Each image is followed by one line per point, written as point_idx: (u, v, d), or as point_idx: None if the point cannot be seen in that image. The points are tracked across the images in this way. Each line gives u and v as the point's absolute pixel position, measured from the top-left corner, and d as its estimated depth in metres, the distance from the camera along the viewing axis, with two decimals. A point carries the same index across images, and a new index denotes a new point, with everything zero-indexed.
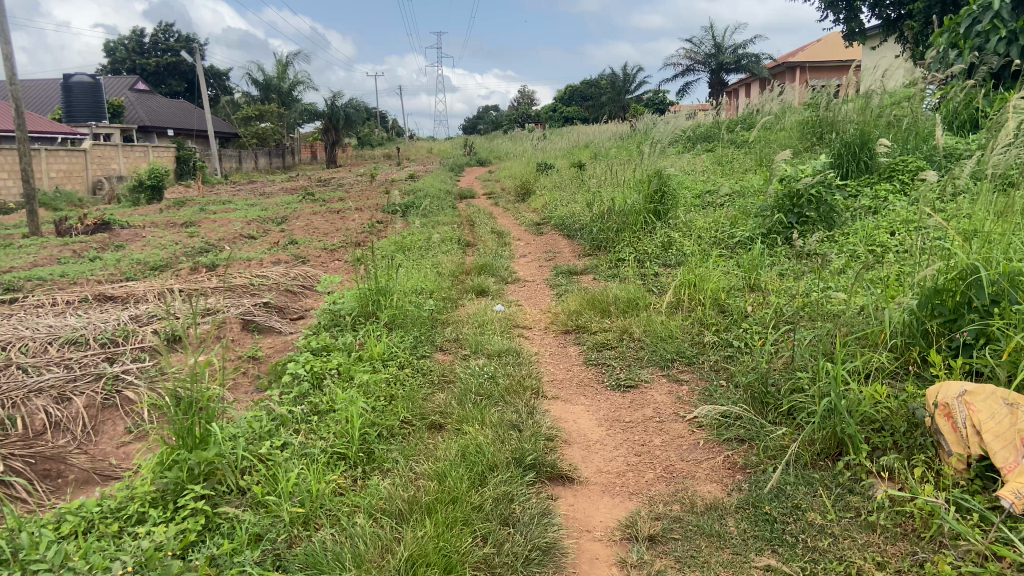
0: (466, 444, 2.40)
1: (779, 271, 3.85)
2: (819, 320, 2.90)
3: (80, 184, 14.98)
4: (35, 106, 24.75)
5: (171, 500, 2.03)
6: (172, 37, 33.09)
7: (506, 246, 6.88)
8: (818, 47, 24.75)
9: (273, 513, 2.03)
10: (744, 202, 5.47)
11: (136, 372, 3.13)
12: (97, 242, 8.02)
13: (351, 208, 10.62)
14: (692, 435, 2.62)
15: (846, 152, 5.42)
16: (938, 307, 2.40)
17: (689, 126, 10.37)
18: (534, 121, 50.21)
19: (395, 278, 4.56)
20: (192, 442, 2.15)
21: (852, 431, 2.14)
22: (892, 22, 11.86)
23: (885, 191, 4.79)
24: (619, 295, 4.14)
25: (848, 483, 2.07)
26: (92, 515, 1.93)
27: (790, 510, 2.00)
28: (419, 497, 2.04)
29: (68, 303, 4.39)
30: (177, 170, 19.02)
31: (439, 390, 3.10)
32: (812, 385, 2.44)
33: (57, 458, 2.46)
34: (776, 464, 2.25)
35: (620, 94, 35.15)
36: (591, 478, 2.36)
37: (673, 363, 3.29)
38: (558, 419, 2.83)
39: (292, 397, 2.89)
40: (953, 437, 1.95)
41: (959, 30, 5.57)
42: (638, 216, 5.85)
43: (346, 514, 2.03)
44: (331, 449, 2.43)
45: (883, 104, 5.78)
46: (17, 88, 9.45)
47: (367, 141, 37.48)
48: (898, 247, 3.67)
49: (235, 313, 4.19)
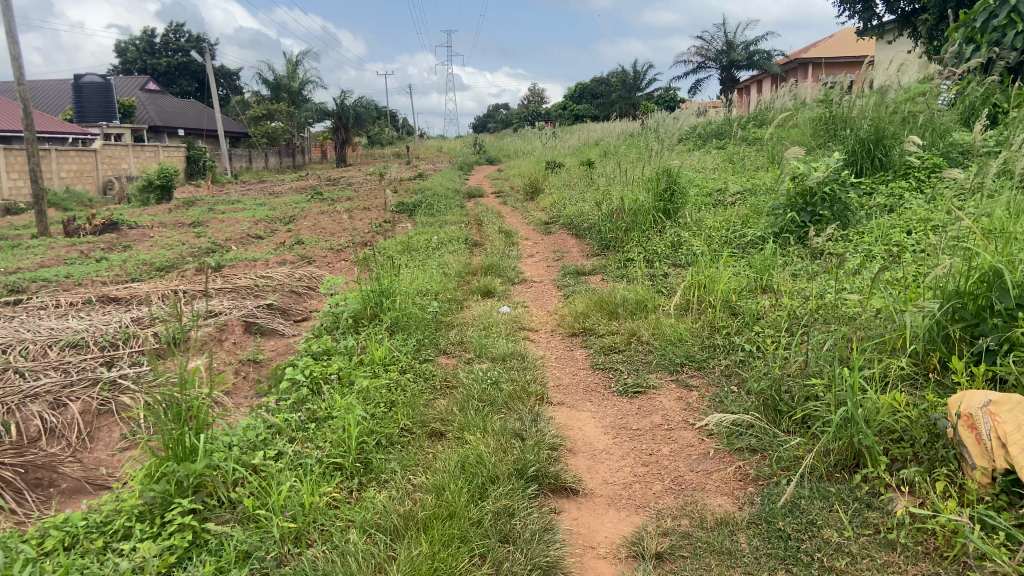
0: (466, 454, 2.32)
1: (792, 272, 3.72)
2: (835, 323, 2.78)
3: (91, 184, 15.10)
4: (48, 107, 25.04)
5: (159, 514, 1.98)
6: (183, 37, 33.33)
7: (513, 246, 6.79)
8: (831, 43, 24.34)
9: (263, 528, 1.97)
10: (756, 200, 5.34)
11: (133, 377, 3.08)
12: (105, 242, 8.05)
13: (359, 207, 10.58)
14: (703, 444, 2.52)
15: (861, 149, 5.27)
16: (960, 311, 2.27)
17: (699, 123, 10.21)
18: (542, 119, 50.07)
19: (398, 280, 4.48)
20: (182, 453, 2.08)
21: (870, 443, 2.02)
22: (908, 15, 11.55)
23: (900, 190, 4.65)
24: (627, 297, 4.03)
25: (866, 497, 1.96)
26: (77, 530, 1.91)
27: (805, 526, 1.89)
28: (416, 512, 1.97)
29: (71, 305, 4.36)
30: (186, 170, 19.13)
31: (441, 395, 3.02)
32: (827, 392, 2.33)
33: (49, 467, 2.44)
34: (790, 477, 2.15)
35: (630, 92, 34.96)
36: (596, 490, 2.27)
37: (682, 368, 3.19)
38: (563, 426, 2.74)
39: (290, 404, 2.83)
40: (978, 450, 1.82)
41: (975, 24, 5.37)
42: (647, 215, 5.73)
43: (339, 531, 1.97)
44: (328, 458, 2.36)
45: (898, 100, 5.61)
46: (25, 89, 9.45)
47: (377, 139, 37.57)
48: (915, 247, 3.53)
49: (237, 315, 4.13)
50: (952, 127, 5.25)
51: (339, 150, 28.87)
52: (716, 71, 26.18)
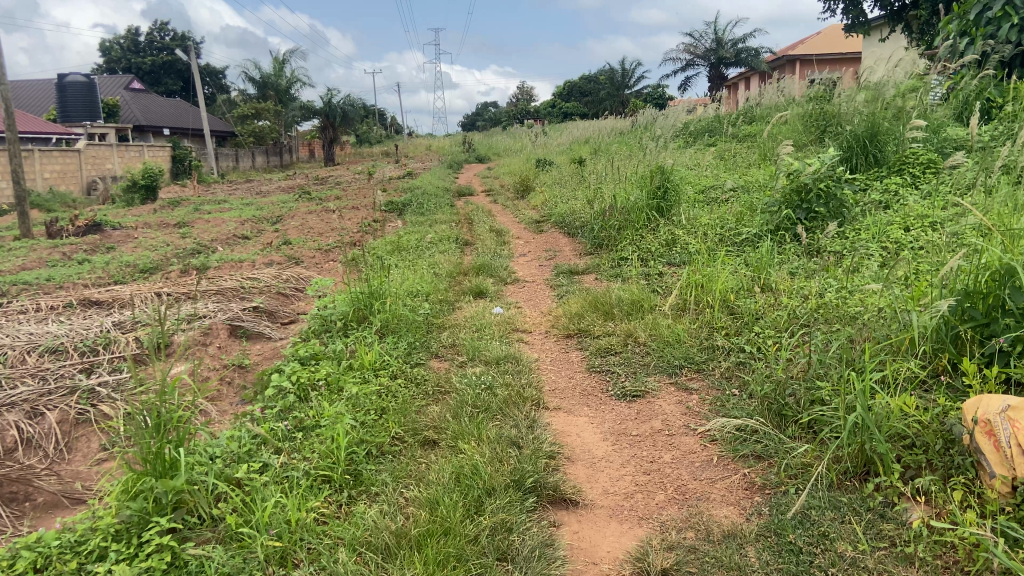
0: (461, 464, 2.22)
1: (790, 270, 3.63)
2: (838, 323, 2.70)
3: (75, 185, 14.75)
4: (30, 107, 24.61)
5: (136, 533, 1.84)
6: (169, 36, 32.91)
7: (504, 245, 6.69)
8: (818, 40, 24.45)
9: (247, 548, 1.85)
10: (750, 198, 5.28)
11: (113, 384, 2.93)
12: (88, 244, 7.83)
13: (348, 207, 10.42)
14: (705, 450, 2.44)
15: (856, 144, 5.16)
16: (970, 310, 2.19)
17: (691, 120, 10.15)
18: (531, 116, 49.97)
19: (388, 281, 4.36)
20: (161, 467, 1.94)
21: (883, 451, 1.94)
22: (895, 13, 11.59)
23: (896, 185, 4.58)
24: (623, 297, 3.94)
25: (879, 508, 1.89)
26: (50, 550, 1.78)
27: (817, 539, 1.81)
28: (409, 529, 1.87)
29: (51, 309, 4.19)
30: (172, 170, 18.83)
31: (433, 402, 2.91)
32: (834, 396, 2.25)
33: (24, 480, 2.31)
34: (799, 486, 2.07)
35: (619, 90, 35.00)
36: (597, 501, 2.18)
37: (681, 370, 3.11)
38: (560, 433, 2.64)
39: (277, 412, 2.69)
40: (996, 458, 1.74)
41: (969, 17, 5.33)
42: (640, 213, 5.65)
43: (328, 549, 1.86)
44: (315, 470, 2.25)
45: (893, 95, 5.57)
46: (7, 89, 9.17)
47: (366, 138, 37.35)
48: (914, 244, 3.46)
49: (223, 318, 3.99)
50: (946, 123, 5.19)
51: (327, 149, 28.62)
52: (705, 69, 26.28)
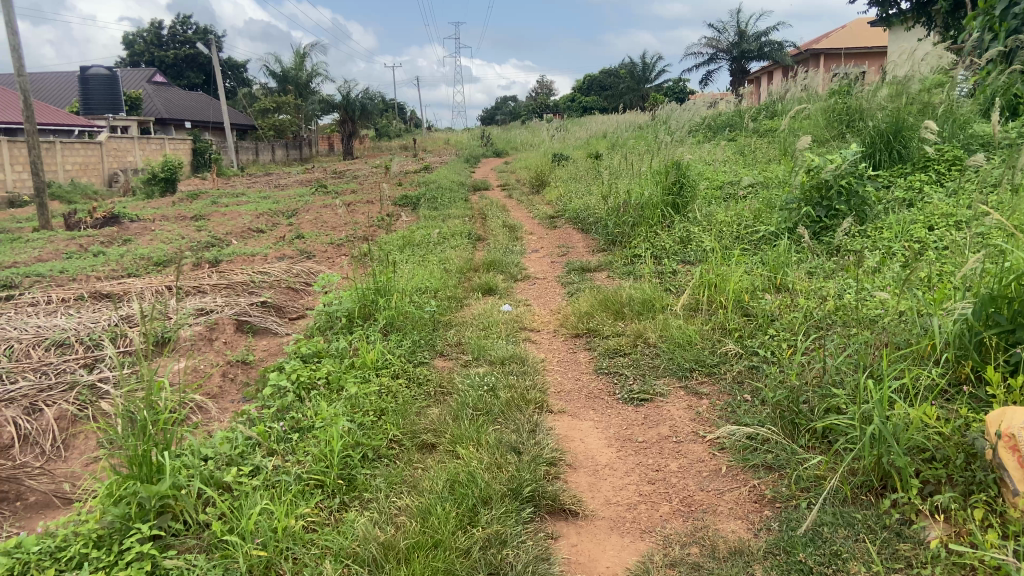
0: (456, 472, 2.15)
1: (808, 270, 3.49)
2: (856, 327, 2.56)
3: (96, 177, 14.98)
4: (55, 100, 25.06)
5: (117, 540, 1.81)
6: (192, 30, 33.26)
7: (517, 240, 6.61)
8: (846, 33, 23.74)
9: (230, 557, 1.80)
10: (768, 194, 5.12)
11: (113, 380, 2.91)
12: (105, 236, 7.92)
13: (363, 200, 10.39)
14: (714, 459, 2.33)
15: (879, 140, 4.95)
16: (994, 315, 2.03)
17: (709, 115, 9.92)
18: (550, 110, 49.62)
19: (395, 277, 4.30)
20: (147, 471, 1.91)
21: (901, 465, 1.82)
22: (923, 5, 11.15)
23: (920, 183, 4.39)
24: (634, 296, 3.82)
25: (895, 525, 1.77)
26: (29, 556, 1.74)
27: (828, 558, 1.70)
28: (397, 540, 1.81)
29: (63, 301, 4.22)
30: (192, 162, 19.05)
31: (434, 403, 2.84)
32: (850, 405, 2.13)
33: (16, 479, 2.30)
34: (811, 500, 1.96)
35: (639, 84, 34.33)
36: (598, 512, 2.09)
37: (692, 373, 3.00)
38: (564, 439, 2.55)
39: (273, 412, 2.63)
40: (1020, 475, 1.62)
41: (993, 11, 5.10)
42: (654, 209, 5.51)
43: (313, 560, 1.80)
44: (308, 474, 2.19)
45: (919, 89, 5.34)
46: (26, 80, 9.27)
47: (385, 133, 37.45)
48: (938, 244, 3.30)
49: (230, 313, 3.96)
50: (972, 119, 4.95)
51: (346, 143, 28.74)
52: (727, 63, 25.75)
